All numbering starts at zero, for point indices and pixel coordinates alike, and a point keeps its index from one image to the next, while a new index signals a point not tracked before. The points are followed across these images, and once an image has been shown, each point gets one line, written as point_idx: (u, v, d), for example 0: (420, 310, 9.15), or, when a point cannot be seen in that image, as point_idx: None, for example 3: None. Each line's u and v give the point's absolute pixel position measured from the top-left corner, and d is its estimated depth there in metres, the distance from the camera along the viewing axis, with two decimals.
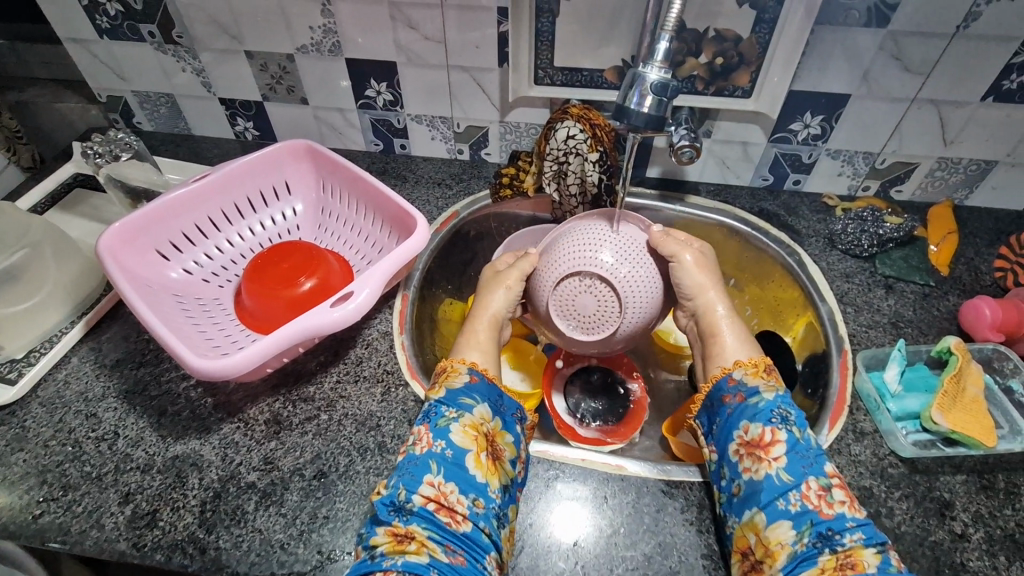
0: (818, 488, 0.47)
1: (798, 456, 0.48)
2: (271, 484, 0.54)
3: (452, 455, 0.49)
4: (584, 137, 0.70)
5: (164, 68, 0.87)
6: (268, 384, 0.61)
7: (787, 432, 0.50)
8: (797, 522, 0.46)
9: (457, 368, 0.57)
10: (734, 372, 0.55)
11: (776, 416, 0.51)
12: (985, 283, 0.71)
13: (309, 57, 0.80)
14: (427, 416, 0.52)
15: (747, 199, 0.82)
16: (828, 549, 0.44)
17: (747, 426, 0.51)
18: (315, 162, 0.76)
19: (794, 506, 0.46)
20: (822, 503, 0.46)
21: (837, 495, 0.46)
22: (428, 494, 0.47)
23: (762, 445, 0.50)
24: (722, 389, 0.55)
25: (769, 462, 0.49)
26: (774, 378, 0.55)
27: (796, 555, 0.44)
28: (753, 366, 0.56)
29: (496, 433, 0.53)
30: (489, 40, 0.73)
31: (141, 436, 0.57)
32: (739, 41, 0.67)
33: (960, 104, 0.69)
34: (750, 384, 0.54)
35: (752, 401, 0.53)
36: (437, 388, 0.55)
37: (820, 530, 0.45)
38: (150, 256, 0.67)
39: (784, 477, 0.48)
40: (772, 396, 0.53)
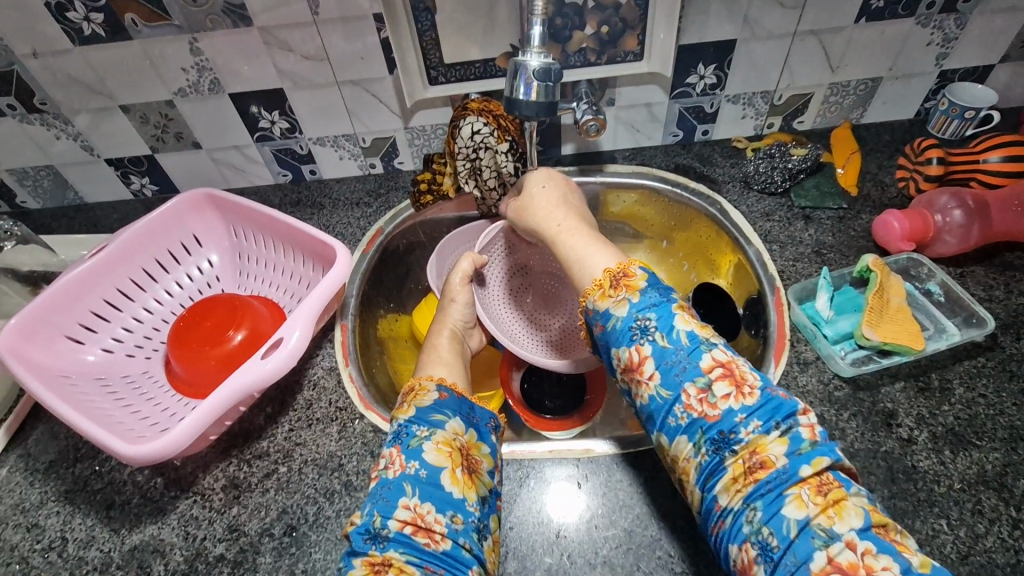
0: (697, 393, 0.45)
1: (670, 365, 0.47)
2: (241, 552, 0.52)
3: (426, 474, 0.48)
4: (489, 129, 0.70)
5: (35, 139, 0.80)
6: (217, 450, 0.59)
7: (652, 343, 0.48)
8: (691, 435, 0.45)
9: (426, 385, 0.55)
10: (587, 302, 0.53)
11: (635, 331, 0.49)
12: (892, 195, 0.74)
13: (190, 99, 0.76)
14: (398, 438, 0.50)
15: (662, 157, 0.84)
16: (728, 452, 0.44)
17: (617, 353, 0.50)
18: (220, 209, 0.72)
19: (682, 420, 0.46)
20: (705, 407, 0.45)
21: (720, 390, 0.45)
22: (404, 517, 0.45)
23: (635, 367, 0.48)
24: (589, 322, 0.53)
25: (647, 384, 0.48)
26: (625, 287, 0.51)
27: (703, 468, 0.45)
28: (600, 286, 0.52)
29: (471, 445, 0.52)
30: (372, 48, 0.71)
31: (92, 534, 0.54)
32: (619, 7, 0.68)
33: (837, 29, 0.72)
34: (602, 307, 0.51)
35: (609, 326, 0.50)
36: (404, 407, 0.53)
37: (713, 436, 0.44)
38: (60, 344, 0.62)
39: (663, 394, 0.47)
40: (625, 311, 0.50)
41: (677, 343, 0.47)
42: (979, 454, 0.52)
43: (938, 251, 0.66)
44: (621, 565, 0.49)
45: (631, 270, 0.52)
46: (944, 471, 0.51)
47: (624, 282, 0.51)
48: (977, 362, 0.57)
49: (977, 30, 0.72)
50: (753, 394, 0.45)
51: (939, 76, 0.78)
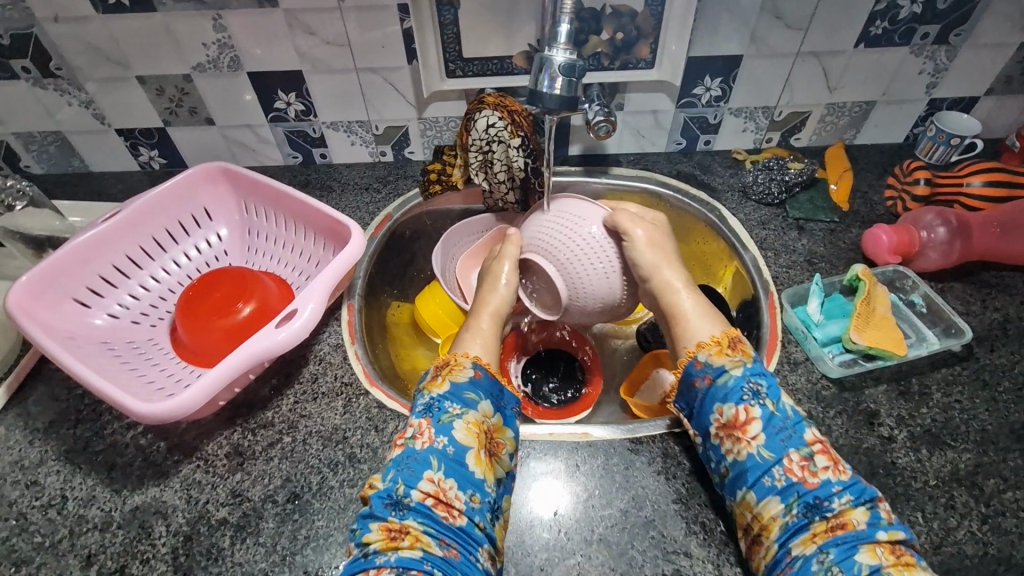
0: (800, 459, 0.48)
1: (776, 430, 0.49)
2: (244, 516, 0.53)
3: (453, 451, 0.50)
4: (504, 124, 0.72)
5: (46, 105, 0.80)
6: (222, 418, 0.60)
7: (762, 408, 0.50)
8: (785, 495, 0.47)
9: (461, 362, 0.56)
10: (698, 355, 0.55)
11: (747, 392, 0.51)
12: (880, 212, 0.78)
13: (207, 75, 0.77)
14: (429, 410, 0.52)
15: (665, 163, 0.87)
16: (818, 517, 0.46)
17: (722, 408, 0.52)
18: (233, 184, 0.73)
19: (779, 481, 0.48)
20: (805, 473, 0.48)
21: (821, 461, 0.48)
22: (427, 490, 0.48)
23: (739, 425, 0.50)
24: (690, 373, 0.55)
25: (749, 442, 0.50)
26: (740, 352, 0.54)
27: (788, 527, 0.46)
28: (716, 344, 0.55)
29: (497, 428, 0.54)
30: (393, 38, 0.72)
31: (92, 494, 0.55)
32: (634, 15, 0.70)
33: (837, 52, 0.76)
34: (716, 363, 0.53)
35: (720, 382, 0.52)
36: (440, 380, 0.54)
37: (808, 500, 0.46)
38: (67, 306, 0.63)
39: (765, 454, 0.49)
40: (739, 372, 0.52)
41: (784, 412, 0.50)
42: (953, 454, 0.55)
43: (922, 265, 0.69)
44: (616, 542, 0.51)
45: (739, 342, 0.55)
46: (920, 468, 0.54)
47: (741, 347, 0.54)
48: (954, 370, 0.61)
49: (965, 62, 0.77)
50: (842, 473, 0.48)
51: (928, 104, 0.82)
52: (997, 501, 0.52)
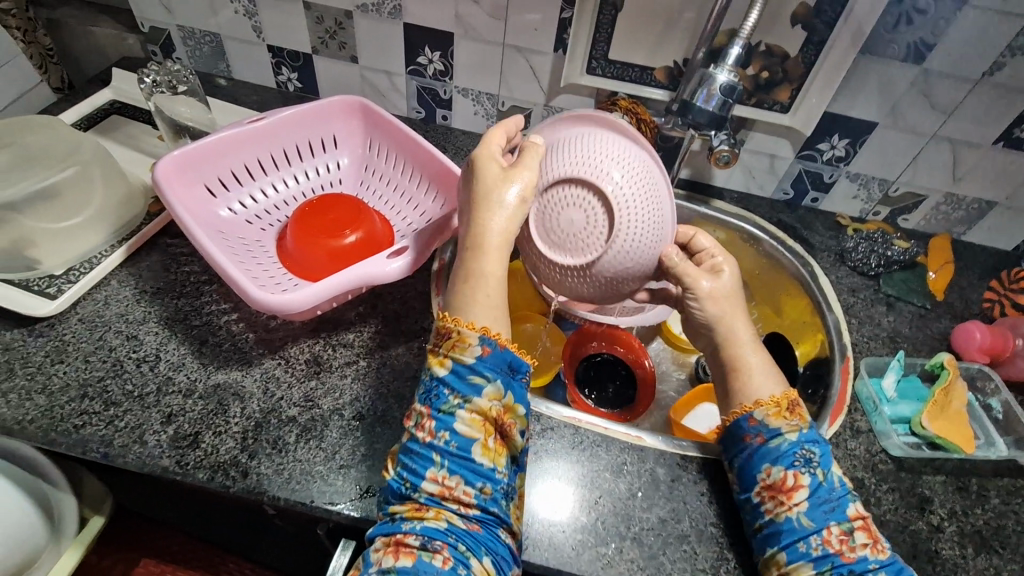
0: (839, 533, 0.49)
1: (821, 500, 0.50)
2: (311, 421, 0.56)
3: (456, 446, 0.49)
4: (629, 129, 0.75)
5: (215, 7, 0.87)
6: (308, 327, 0.64)
7: (811, 476, 0.51)
8: (819, 563, 0.48)
9: (466, 336, 0.52)
10: (754, 412, 0.55)
11: (799, 458, 0.52)
12: (974, 312, 0.77)
13: (368, 16, 0.81)
14: (429, 399, 0.51)
15: (767, 209, 0.87)
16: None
17: (769, 469, 0.52)
18: (366, 120, 0.77)
19: (816, 550, 0.48)
20: (843, 546, 0.48)
21: (859, 538, 0.49)
22: (433, 488, 0.48)
23: (785, 489, 0.51)
24: (741, 428, 0.55)
25: (791, 507, 0.50)
26: (797, 417, 0.54)
27: None
28: (776, 405, 0.54)
29: (506, 409, 0.51)
30: (549, 24, 0.76)
31: (182, 361, 0.59)
32: (786, 58, 0.72)
33: (973, 144, 0.75)
34: (771, 424, 0.54)
35: (773, 444, 0.53)
36: (442, 358, 0.52)
37: (843, 572, 0.47)
38: (199, 190, 0.68)
39: (805, 521, 0.50)
40: (794, 437, 0.53)
41: (831, 484, 0.51)
42: (998, 561, 0.54)
43: (1008, 372, 0.68)
44: (648, 545, 0.53)
45: (796, 406, 0.55)
46: (963, 564, 0.54)
47: (797, 411, 0.55)
48: (1017, 482, 0.60)
49: None
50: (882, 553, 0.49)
51: None
52: None
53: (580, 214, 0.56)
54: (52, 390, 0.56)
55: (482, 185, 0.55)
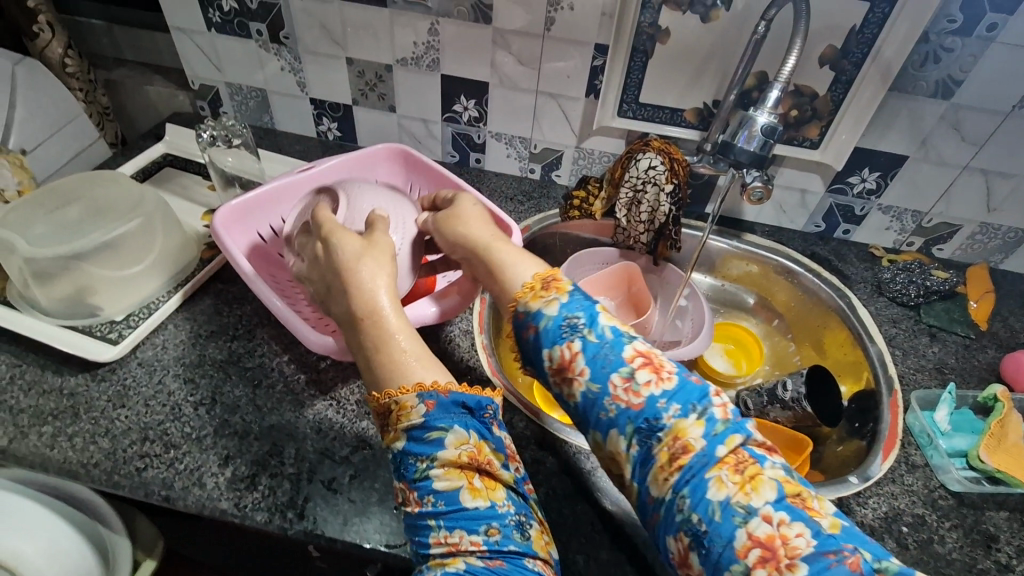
0: (621, 382, 0.43)
1: (599, 358, 0.44)
2: (364, 461, 0.57)
3: (444, 503, 0.43)
4: (663, 168, 0.77)
5: (263, 64, 0.92)
6: (358, 367, 0.65)
7: (582, 339, 0.45)
8: (620, 426, 0.42)
9: (405, 399, 0.45)
10: (518, 305, 0.50)
11: (565, 328, 0.46)
12: (1021, 341, 0.76)
13: (407, 69, 0.86)
14: (401, 472, 0.45)
15: (799, 242, 0.88)
16: (655, 439, 0.41)
17: (548, 353, 0.46)
18: (407, 166, 0.80)
19: (611, 412, 0.42)
20: (629, 395, 0.42)
21: (641, 376, 0.43)
22: (440, 553, 0.42)
23: (567, 366, 0.45)
24: (517, 325, 0.49)
25: (578, 381, 0.44)
26: (557, 289, 0.49)
27: (635, 461, 0.41)
28: (532, 288, 0.50)
29: (479, 448, 0.45)
30: (581, 71, 0.79)
31: (238, 403, 0.60)
32: (814, 97, 0.74)
33: (1007, 174, 0.76)
34: (536, 308, 0.48)
35: (541, 325, 0.47)
36: (394, 432, 0.46)
37: (640, 425, 0.41)
38: (252, 237, 0.71)
39: (592, 389, 0.43)
40: (556, 310, 0.47)
41: (602, 337, 0.45)
42: None
43: None
44: None
45: (554, 279, 0.50)
46: None
47: (555, 285, 0.49)
48: None
49: None
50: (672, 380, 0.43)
51: None
52: None
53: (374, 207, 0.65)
54: (114, 434, 0.57)
55: (344, 268, 0.52)
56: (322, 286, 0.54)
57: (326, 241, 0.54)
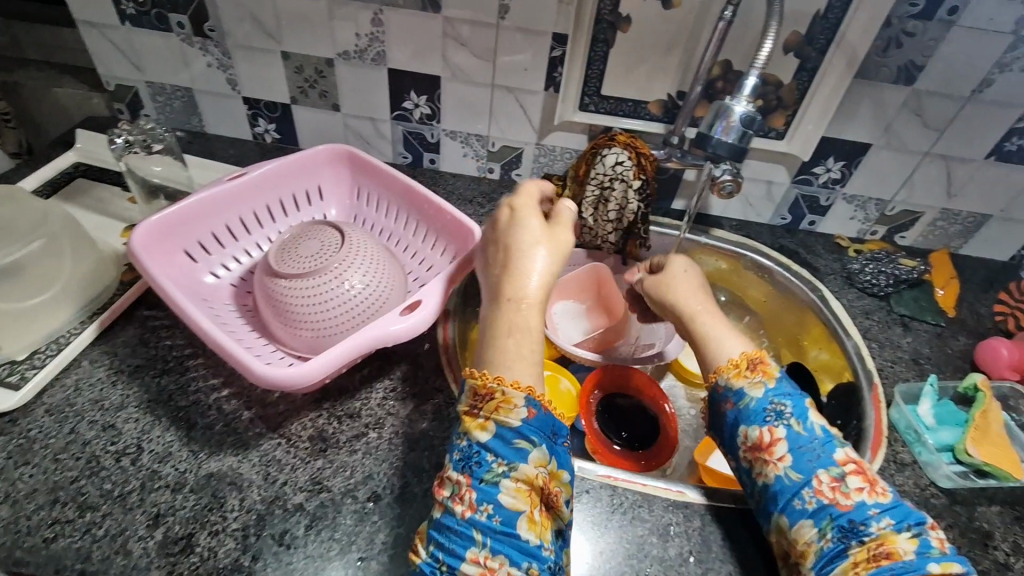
0: (830, 480, 0.48)
1: (804, 450, 0.50)
2: (321, 507, 0.50)
3: (500, 522, 0.45)
4: (630, 164, 0.73)
5: (186, 60, 0.83)
6: (309, 399, 0.57)
7: (786, 427, 0.51)
8: (817, 519, 0.47)
9: (510, 398, 0.48)
10: (719, 379, 0.57)
11: (770, 413, 0.52)
12: (987, 326, 0.76)
13: (350, 64, 0.79)
14: (467, 463, 0.47)
15: (768, 235, 0.86)
16: (856, 541, 0.45)
17: (745, 431, 0.53)
18: (353, 168, 0.73)
19: (810, 504, 0.48)
20: (837, 494, 0.47)
21: (853, 482, 0.48)
22: (473, 572, 0.44)
23: (764, 447, 0.51)
24: (715, 398, 0.57)
25: (775, 464, 0.50)
26: (762, 372, 0.55)
27: (823, 553, 0.46)
28: (736, 366, 0.56)
29: (552, 478, 0.49)
30: (539, 62, 0.74)
31: (169, 450, 0.52)
32: (780, 86, 0.72)
33: (966, 159, 0.76)
34: (736, 386, 0.55)
35: (741, 404, 0.54)
36: (481, 422, 0.48)
37: (842, 524, 0.46)
38: (178, 257, 0.62)
39: (793, 476, 0.49)
40: (760, 393, 0.54)
41: (811, 432, 0.51)
42: None
43: None
44: None
45: (761, 362, 0.56)
46: None
47: (761, 366, 0.55)
48: None
49: None
50: (884, 495, 0.48)
51: None
52: None
53: (314, 247, 0.62)
54: (16, 498, 0.48)
55: (509, 237, 0.57)
56: (483, 254, 0.60)
57: (512, 211, 0.59)
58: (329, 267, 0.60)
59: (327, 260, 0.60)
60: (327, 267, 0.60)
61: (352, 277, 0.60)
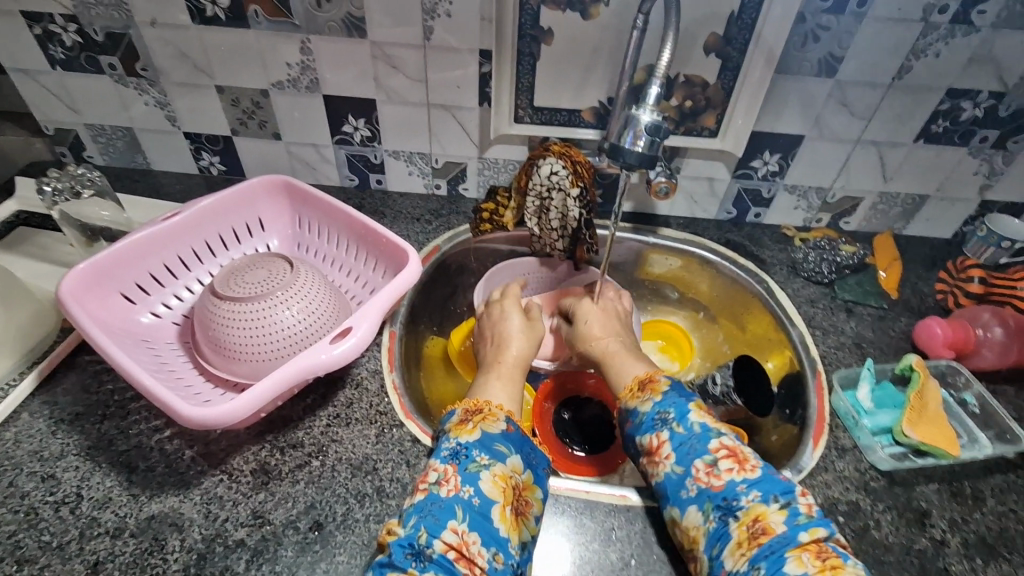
0: (705, 467, 0.50)
1: (685, 446, 0.52)
2: (263, 541, 0.50)
3: (478, 504, 0.49)
4: (566, 173, 0.73)
5: (123, 100, 0.83)
6: (252, 432, 0.58)
7: (670, 430, 0.54)
8: (699, 504, 0.49)
9: (494, 414, 0.57)
10: (623, 403, 0.61)
11: (657, 420, 0.55)
12: (930, 305, 0.78)
13: (285, 93, 0.79)
14: (456, 457, 0.52)
15: (714, 230, 0.88)
16: (732, 518, 0.47)
17: (641, 438, 0.56)
18: (292, 198, 0.74)
19: (692, 492, 0.50)
20: (710, 478, 0.50)
21: (724, 465, 0.50)
22: (450, 541, 0.47)
23: (655, 450, 0.54)
24: (622, 419, 0.60)
25: (663, 463, 0.53)
26: (656, 388, 0.59)
27: (711, 534, 0.48)
28: (634, 388, 0.60)
29: (526, 487, 0.53)
30: (470, 79, 0.75)
31: (109, 496, 0.52)
32: (706, 86, 0.73)
33: (897, 144, 0.77)
34: (632, 405, 0.59)
35: (637, 417, 0.57)
36: (471, 427, 0.55)
37: (718, 504, 0.48)
38: (115, 299, 0.62)
39: (676, 470, 0.51)
40: (650, 407, 0.57)
41: (689, 429, 0.53)
42: (1010, 567, 0.53)
43: (976, 363, 0.68)
44: None
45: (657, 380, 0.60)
46: None
47: (651, 386, 0.59)
48: (1007, 478, 0.59)
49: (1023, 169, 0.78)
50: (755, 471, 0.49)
51: (980, 205, 0.83)
52: None
53: (258, 276, 0.61)
54: None
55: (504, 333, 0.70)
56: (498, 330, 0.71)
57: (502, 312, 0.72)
58: (271, 294, 0.60)
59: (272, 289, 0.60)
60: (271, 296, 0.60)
61: (295, 304, 0.60)
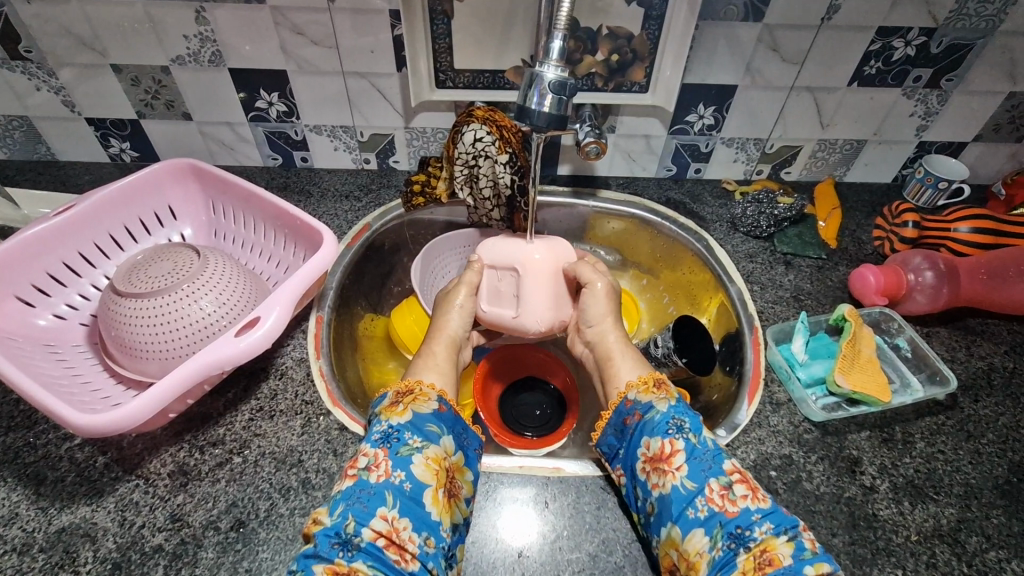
0: (719, 487, 0.47)
1: (699, 460, 0.49)
2: (181, 545, 0.48)
3: (410, 488, 0.47)
4: (491, 139, 0.70)
5: (11, 87, 0.76)
6: (169, 432, 0.55)
7: (685, 439, 0.50)
8: (708, 526, 0.46)
9: (426, 393, 0.54)
10: (628, 394, 0.56)
11: (672, 426, 0.51)
12: (867, 251, 0.78)
13: (187, 68, 0.74)
14: (387, 440, 0.50)
15: (654, 189, 0.85)
16: (742, 548, 0.44)
17: (648, 441, 0.52)
18: (202, 182, 0.70)
19: (702, 512, 0.47)
20: (725, 502, 0.46)
21: (739, 490, 0.47)
22: (379, 528, 0.44)
23: (664, 458, 0.50)
24: (623, 412, 0.56)
25: (673, 474, 0.49)
26: (665, 390, 0.55)
27: (715, 562, 0.44)
28: (644, 383, 0.56)
29: (456, 468, 0.51)
30: (384, 44, 0.70)
31: (15, 511, 0.50)
32: (631, 38, 0.69)
33: (831, 89, 0.75)
34: (645, 401, 0.55)
35: (649, 417, 0.53)
36: (401, 408, 0.52)
37: (730, 530, 0.45)
38: (9, 304, 0.58)
39: (688, 485, 0.48)
40: (665, 408, 0.53)
41: (705, 444, 0.50)
42: (935, 508, 0.53)
43: (907, 308, 0.68)
44: None
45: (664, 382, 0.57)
46: (902, 522, 0.52)
47: (666, 386, 0.56)
48: (937, 420, 0.59)
49: (956, 108, 0.77)
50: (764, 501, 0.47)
51: (918, 147, 0.83)
52: (980, 560, 0.50)
53: (164, 268, 0.58)
54: None
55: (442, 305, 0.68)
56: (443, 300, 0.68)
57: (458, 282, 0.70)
58: (177, 285, 0.56)
59: (177, 280, 0.57)
60: (177, 287, 0.56)
61: (206, 290, 0.57)
